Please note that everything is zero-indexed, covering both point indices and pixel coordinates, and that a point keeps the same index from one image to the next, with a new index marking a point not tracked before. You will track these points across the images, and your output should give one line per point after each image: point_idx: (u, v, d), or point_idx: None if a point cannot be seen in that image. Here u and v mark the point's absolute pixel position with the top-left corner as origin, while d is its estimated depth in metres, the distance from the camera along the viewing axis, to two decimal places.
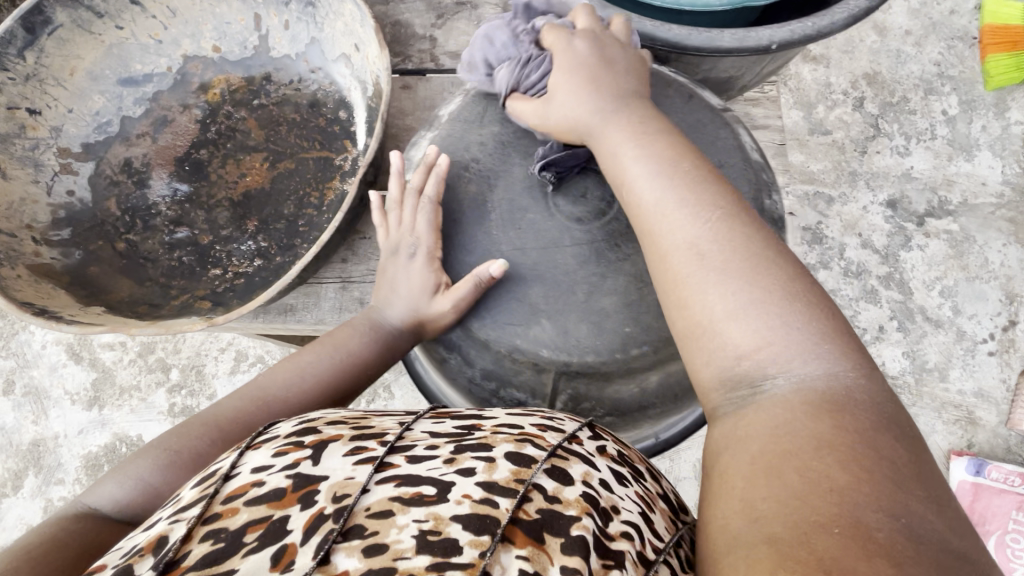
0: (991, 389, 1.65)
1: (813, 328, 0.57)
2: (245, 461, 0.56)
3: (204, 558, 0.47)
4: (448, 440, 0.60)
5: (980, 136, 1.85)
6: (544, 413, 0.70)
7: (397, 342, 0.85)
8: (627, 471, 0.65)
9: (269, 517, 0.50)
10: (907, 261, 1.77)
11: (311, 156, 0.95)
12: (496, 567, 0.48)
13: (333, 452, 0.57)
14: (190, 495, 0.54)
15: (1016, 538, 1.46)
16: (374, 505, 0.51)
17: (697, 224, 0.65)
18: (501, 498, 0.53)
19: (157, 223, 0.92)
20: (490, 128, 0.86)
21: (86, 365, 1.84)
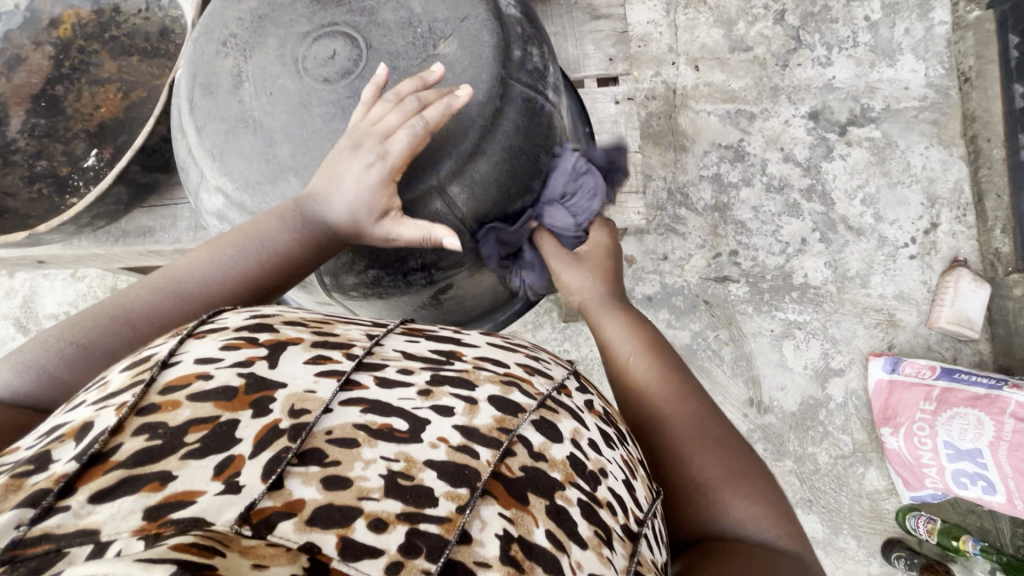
0: (912, 292, 1.67)
1: (775, 506, 0.69)
2: (188, 350, 0.51)
3: (136, 455, 0.42)
4: (423, 368, 0.57)
5: (903, 40, 1.82)
6: (529, 353, 0.71)
7: (329, 241, 0.78)
8: (613, 432, 0.67)
9: (216, 419, 0.45)
10: (829, 172, 1.77)
11: (162, 83, 0.96)
12: (475, 521, 0.47)
13: (291, 358, 0.53)
14: (122, 380, 0.49)
15: (923, 427, 1.54)
16: (335, 429, 0.48)
17: (683, 403, 0.74)
18: (483, 449, 0.52)
19: (17, 158, 0.95)
20: (247, 3, 0.82)
21: (34, 335, 1.89)
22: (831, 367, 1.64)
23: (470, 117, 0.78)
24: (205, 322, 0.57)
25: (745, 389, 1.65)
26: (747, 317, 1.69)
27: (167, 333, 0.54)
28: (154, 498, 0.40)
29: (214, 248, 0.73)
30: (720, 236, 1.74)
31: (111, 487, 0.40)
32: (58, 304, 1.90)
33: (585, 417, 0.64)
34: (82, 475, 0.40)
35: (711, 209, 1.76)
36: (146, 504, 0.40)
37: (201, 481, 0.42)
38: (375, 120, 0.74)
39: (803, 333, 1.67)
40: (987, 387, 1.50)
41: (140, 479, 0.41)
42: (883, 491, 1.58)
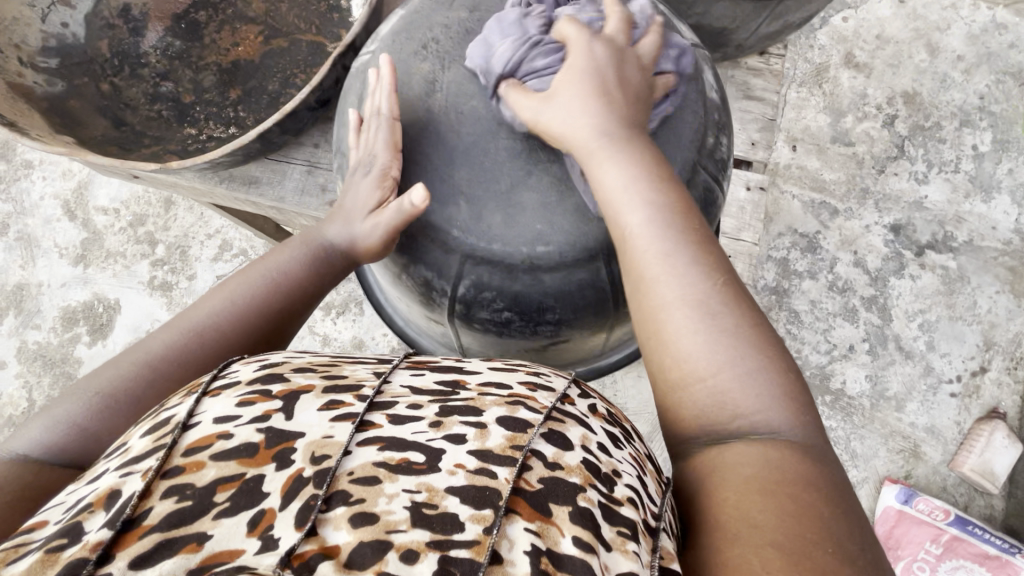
0: (943, 429, 1.66)
1: (787, 387, 0.60)
2: (205, 409, 0.54)
3: (169, 519, 0.46)
4: (431, 401, 0.59)
5: (1003, 179, 1.79)
6: (529, 370, 0.70)
7: (331, 263, 0.90)
8: (619, 432, 0.66)
9: (242, 475, 0.49)
10: (895, 288, 1.75)
11: (304, 39, 0.95)
12: (504, 541, 0.48)
13: (306, 407, 0.56)
14: (143, 445, 0.53)
15: (924, 567, 1.53)
16: (356, 470, 0.51)
17: (684, 275, 0.64)
18: (499, 467, 0.53)
19: (144, 73, 0.94)
20: (458, 11, 0.83)
21: (78, 224, 1.89)
22: None
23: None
24: (217, 376, 0.61)
25: None
26: None
27: (180, 393, 0.59)
28: (194, 560, 0.44)
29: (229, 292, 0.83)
30: (771, 320, 1.74)
31: (148, 552, 0.44)
32: (110, 199, 1.90)
33: (591, 423, 0.63)
34: (119, 541, 0.44)
35: (768, 290, 1.76)
36: (187, 566, 0.43)
37: (238, 539, 0.46)
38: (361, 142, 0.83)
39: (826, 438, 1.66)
40: (1000, 549, 1.48)
41: (177, 542, 0.45)
42: None
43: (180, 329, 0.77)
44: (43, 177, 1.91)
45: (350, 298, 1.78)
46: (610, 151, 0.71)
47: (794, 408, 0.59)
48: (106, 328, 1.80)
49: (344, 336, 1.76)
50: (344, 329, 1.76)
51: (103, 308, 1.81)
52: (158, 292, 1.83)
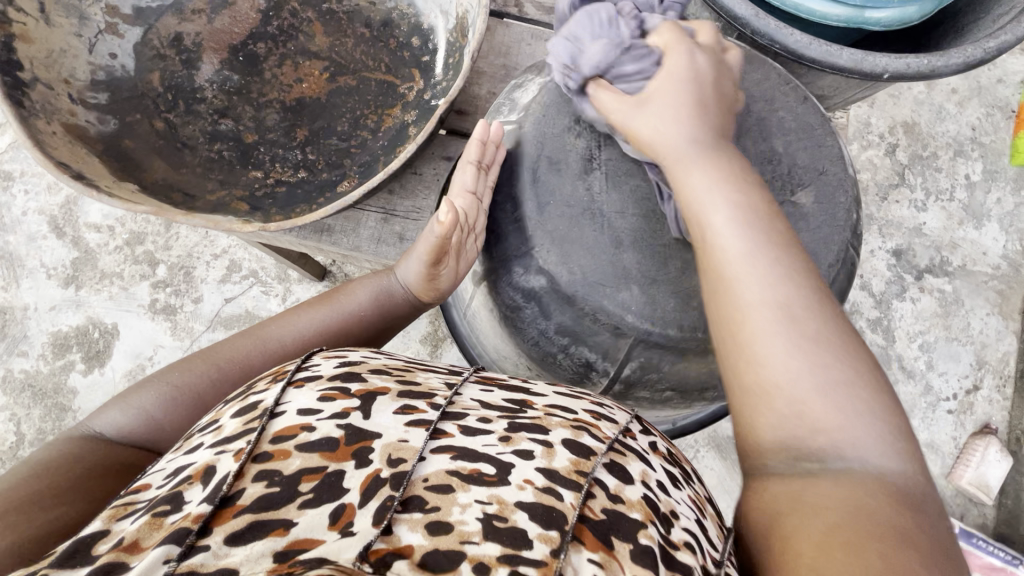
0: (942, 444, 1.76)
1: (875, 415, 0.58)
2: (290, 401, 0.61)
3: (259, 501, 0.52)
4: (501, 415, 0.65)
5: (993, 208, 1.91)
6: (591, 399, 0.76)
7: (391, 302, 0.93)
8: (677, 472, 0.71)
9: (325, 469, 0.56)
10: (897, 310, 1.84)
11: (375, 77, 0.90)
12: (570, 568, 0.52)
13: (381, 409, 0.62)
14: (234, 427, 0.59)
15: None
16: (431, 476, 0.57)
17: (776, 287, 0.63)
18: (564, 490, 0.58)
19: (201, 109, 0.88)
20: None
21: (68, 242, 1.75)
22: None
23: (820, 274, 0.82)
24: (300, 366, 0.67)
25: None
26: None
27: (267, 381, 0.66)
28: (280, 543, 0.50)
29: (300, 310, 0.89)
30: None
31: (241, 530, 0.50)
32: (103, 215, 1.77)
33: (651, 458, 0.69)
34: (216, 517, 0.50)
35: None
36: (273, 548, 0.49)
37: (319, 530, 0.52)
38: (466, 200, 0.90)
39: None
40: (1004, 561, 1.59)
41: (267, 525, 0.51)
42: None
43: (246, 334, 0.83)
44: (26, 190, 1.77)
45: None
46: (697, 165, 0.71)
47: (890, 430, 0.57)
48: (103, 355, 1.68)
49: None
50: None
51: (99, 333, 1.69)
52: (160, 315, 1.72)
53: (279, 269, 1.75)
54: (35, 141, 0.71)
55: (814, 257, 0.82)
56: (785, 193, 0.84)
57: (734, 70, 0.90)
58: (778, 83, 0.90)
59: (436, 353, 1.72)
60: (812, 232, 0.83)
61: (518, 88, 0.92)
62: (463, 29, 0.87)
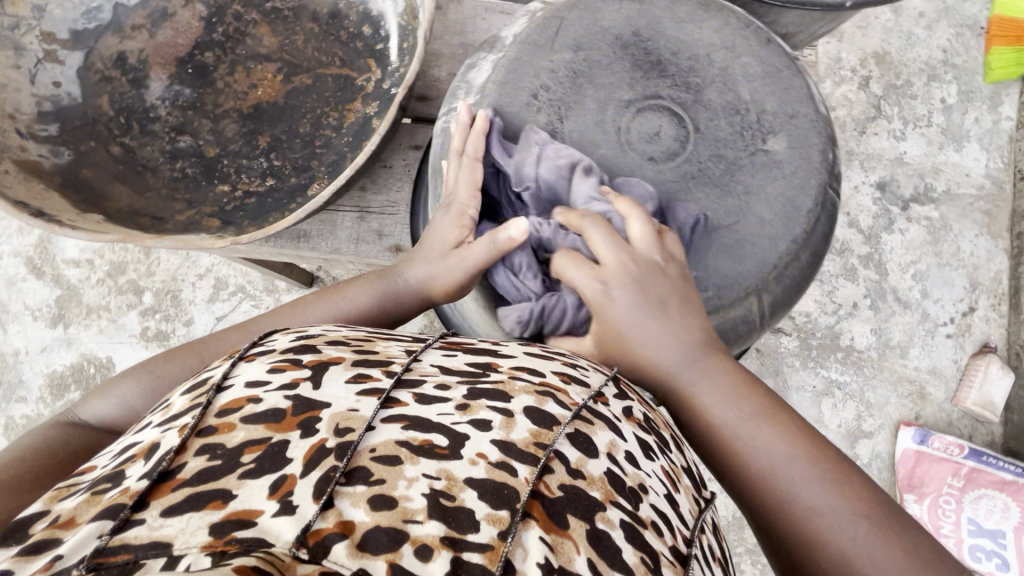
0: (944, 368, 1.78)
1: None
2: (239, 374, 0.59)
3: (199, 474, 0.50)
4: (460, 381, 0.63)
5: (972, 128, 1.91)
6: (567, 359, 0.73)
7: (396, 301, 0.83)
8: (653, 441, 0.68)
9: (268, 439, 0.53)
10: (887, 243, 1.84)
11: (330, 72, 0.88)
12: (518, 550, 0.50)
13: (333, 378, 0.59)
14: (182, 404, 0.58)
15: (948, 500, 1.66)
16: (379, 446, 0.53)
17: (805, 483, 0.65)
18: (519, 464, 0.56)
19: (157, 128, 0.85)
20: (562, 53, 0.89)
21: (48, 281, 1.72)
22: (862, 428, 1.74)
23: (798, 221, 0.85)
24: (256, 343, 0.66)
25: None
26: (794, 370, 1.77)
27: (221, 358, 0.64)
28: (218, 515, 0.47)
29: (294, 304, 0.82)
30: None
31: (178, 503, 0.47)
32: (80, 250, 1.74)
33: (624, 427, 0.65)
34: (153, 491, 0.48)
35: None
36: (211, 520, 0.46)
37: (258, 501, 0.48)
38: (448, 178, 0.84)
39: (842, 393, 1.76)
40: (1015, 474, 1.63)
41: (205, 497, 0.48)
42: None
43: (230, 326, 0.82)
44: None
45: None
46: (697, 361, 0.73)
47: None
48: None
49: None
50: None
51: (95, 368, 1.67)
52: (153, 342, 1.70)
53: (266, 281, 1.73)
54: None
55: (789, 203, 0.86)
56: (756, 141, 0.87)
57: (694, 21, 0.91)
58: (739, 30, 0.91)
59: None
60: (786, 178, 0.86)
61: (472, 69, 0.90)
62: (413, 11, 0.84)
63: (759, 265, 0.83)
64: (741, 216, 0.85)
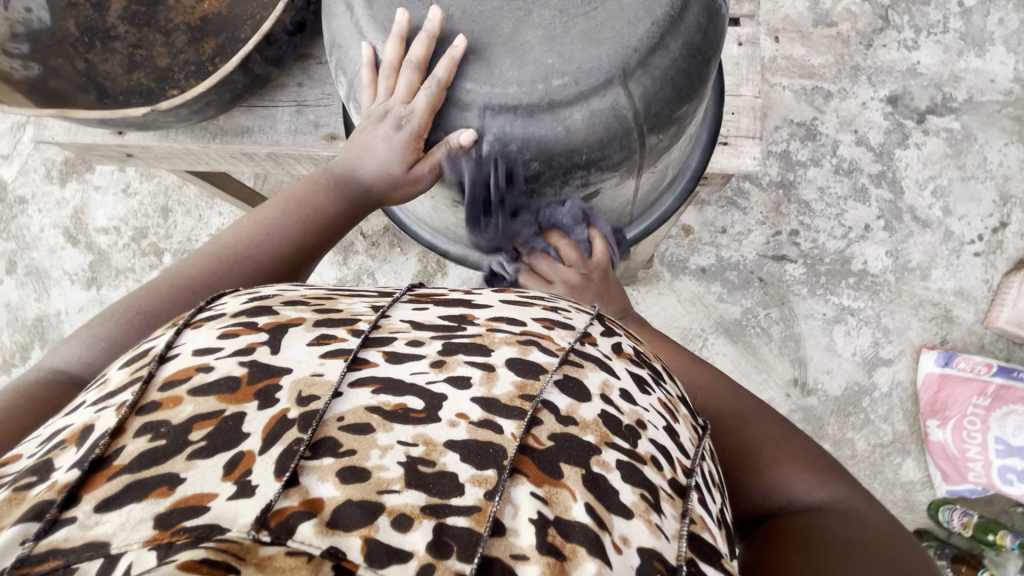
0: (972, 289, 1.65)
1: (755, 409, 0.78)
2: (184, 341, 0.50)
3: (138, 459, 0.41)
4: (434, 337, 0.54)
5: (996, 30, 1.75)
6: (546, 304, 0.64)
7: (362, 202, 0.88)
8: (646, 375, 0.60)
9: (221, 414, 0.44)
10: (902, 159, 1.72)
11: None
12: (508, 507, 0.44)
13: (294, 341, 0.50)
14: (119, 379, 0.49)
15: (972, 421, 1.54)
16: (347, 415, 0.46)
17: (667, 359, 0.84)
18: (504, 421, 0.48)
19: (116, 45, 0.92)
20: None
21: (82, 248, 1.89)
22: (880, 356, 1.63)
23: (660, 1, 0.64)
24: (202, 308, 0.56)
25: (790, 369, 1.65)
26: (801, 298, 1.68)
27: (163, 325, 0.54)
28: (163, 505, 0.39)
29: (261, 219, 0.80)
30: (782, 215, 1.72)
31: (115, 495, 0.39)
32: (108, 218, 1.90)
33: (614, 364, 0.58)
34: (86, 483, 0.40)
35: (775, 185, 1.73)
36: (155, 512, 0.38)
37: (211, 483, 0.41)
38: (385, 92, 0.71)
39: (856, 319, 1.65)
40: None
41: (145, 484, 0.40)
42: (917, 482, 1.57)
43: (212, 257, 0.74)
44: (39, 210, 1.92)
45: (361, 271, 1.79)
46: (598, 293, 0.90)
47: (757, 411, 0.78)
48: None
49: None
50: None
51: None
52: None
53: None
54: None
55: None
56: None
57: None
58: None
59: None
60: None
61: None
62: None
63: (620, 48, 0.62)
64: (598, 1, 0.64)
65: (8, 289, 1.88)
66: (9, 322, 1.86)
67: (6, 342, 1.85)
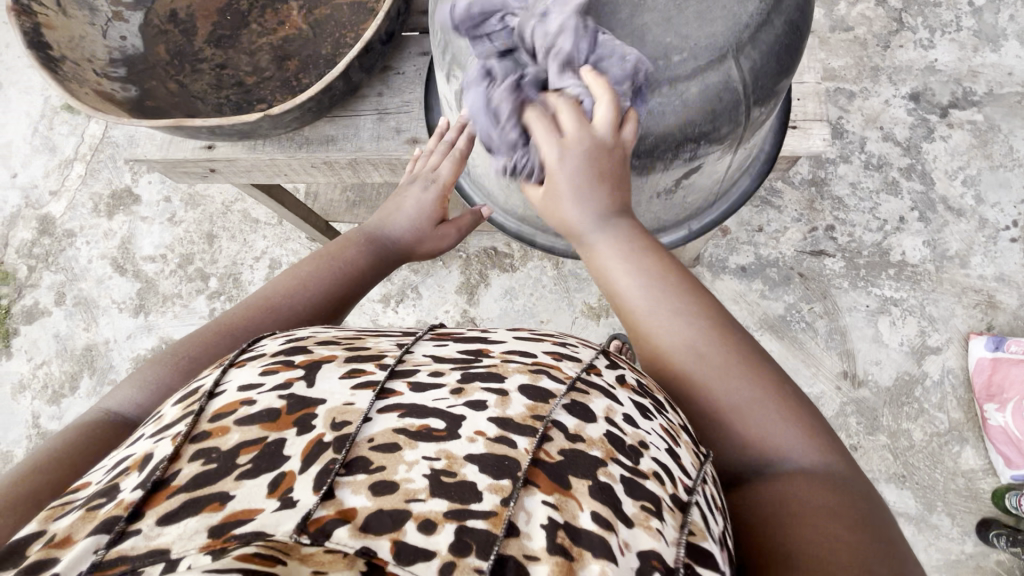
0: (1013, 274, 1.66)
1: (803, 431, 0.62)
2: (230, 379, 0.52)
3: (195, 480, 0.44)
4: (453, 367, 0.55)
5: (1007, 26, 1.82)
6: (556, 339, 0.64)
7: (389, 257, 0.92)
8: (650, 403, 0.59)
9: (263, 440, 0.47)
10: (929, 152, 1.76)
11: (344, 2, 1.00)
12: (521, 514, 0.45)
13: (327, 375, 0.53)
14: (174, 413, 0.51)
15: None
16: (377, 437, 0.48)
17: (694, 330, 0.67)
18: (518, 437, 0.49)
19: (203, 67, 0.98)
20: None
21: (130, 276, 1.93)
22: (928, 344, 1.64)
23: None
24: (245, 350, 0.59)
25: (839, 362, 1.65)
26: (843, 291, 1.70)
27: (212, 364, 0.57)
28: (217, 518, 0.42)
29: (300, 272, 0.83)
30: (816, 211, 1.75)
31: (175, 510, 0.42)
32: (155, 246, 1.95)
33: (618, 393, 0.57)
34: (149, 500, 0.43)
35: (807, 183, 1.77)
36: (209, 523, 0.41)
37: (258, 500, 0.43)
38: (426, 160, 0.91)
39: (900, 310, 1.67)
40: None
41: (200, 501, 0.43)
42: (979, 470, 1.55)
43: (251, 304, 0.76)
44: (87, 242, 1.97)
45: (405, 285, 1.83)
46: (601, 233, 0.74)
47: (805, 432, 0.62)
48: None
49: (409, 323, 1.80)
50: (407, 316, 1.80)
51: None
52: None
53: None
54: (69, 91, 0.81)
55: None
56: None
57: None
58: None
59: (473, 300, 1.80)
60: None
61: None
62: None
63: (732, 25, 0.66)
64: None
65: (58, 319, 1.92)
66: (58, 352, 1.88)
67: (56, 373, 1.86)
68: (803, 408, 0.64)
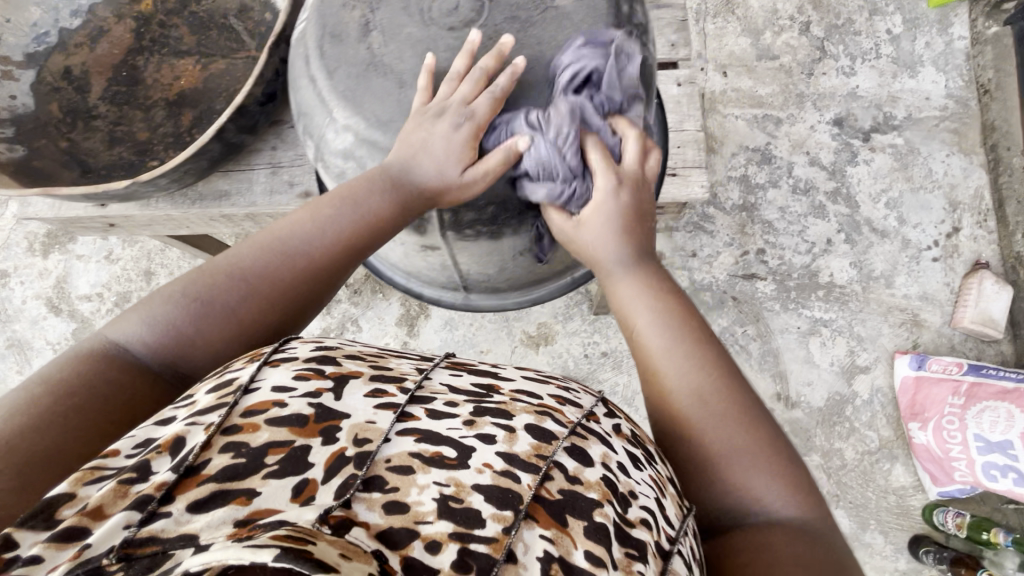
0: (936, 293, 1.71)
1: (787, 488, 0.66)
2: (265, 376, 0.54)
3: (224, 471, 0.47)
4: (466, 399, 0.59)
5: (923, 53, 1.89)
6: (559, 384, 0.70)
7: (411, 205, 0.79)
8: (640, 452, 0.64)
9: (291, 443, 0.50)
10: (853, 175, 1.81)
11: (240, 57, 1.05)
12: (519, 543, 0.49)
13: (353, 392, 0.56)
14: (207, 401, 0.53)
15: (952, 420, 1.57)
16: (394, 457, 0.51)
17: (701, 371, 0.70)
18: (522, 472, 0.53)
19: (96, 123, 1.04)
20: None
21: (65, 316, 1.90)
22: (857, 364, 1.68)
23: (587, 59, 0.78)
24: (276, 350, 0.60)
25: (773, 383, 1.68)
26: (774, 314, 1.73)
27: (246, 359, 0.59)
28: (243, 511, 0.45)
29: (315, 211, 0.77)
30: (747, 235, 1.79)
31: (205, 498, 0.45)
32: (91, 285, 1.92)
33: (612, 441, 0.62)
34: (181, 484, 0.45)
35: (737, 209, 1.81)
36: (235, 516, 0.45)
37: (281, 501, 0.46)
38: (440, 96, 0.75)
39: (830, 330, 1.71)
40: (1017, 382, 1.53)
41: (230, 493, 0.46)
42: (909, 487, 1.59)
43: (265, 248, 0.73)
44: (21, 282, 1.94)
45: (345, 319, 1.82)
46: (619, 265, 0.80)
47: (792, 491, 0.65)
48: None
49: None
50: None
51: None
52: None
53: None
54: None
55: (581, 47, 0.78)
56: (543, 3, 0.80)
57: None
58: None
59: (414, 332, 1.80)
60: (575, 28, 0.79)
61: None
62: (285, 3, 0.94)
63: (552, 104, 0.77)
64: (534, 62, 0.78)
65: None
66: None
67: None
68: (795, 467, 0.67)
